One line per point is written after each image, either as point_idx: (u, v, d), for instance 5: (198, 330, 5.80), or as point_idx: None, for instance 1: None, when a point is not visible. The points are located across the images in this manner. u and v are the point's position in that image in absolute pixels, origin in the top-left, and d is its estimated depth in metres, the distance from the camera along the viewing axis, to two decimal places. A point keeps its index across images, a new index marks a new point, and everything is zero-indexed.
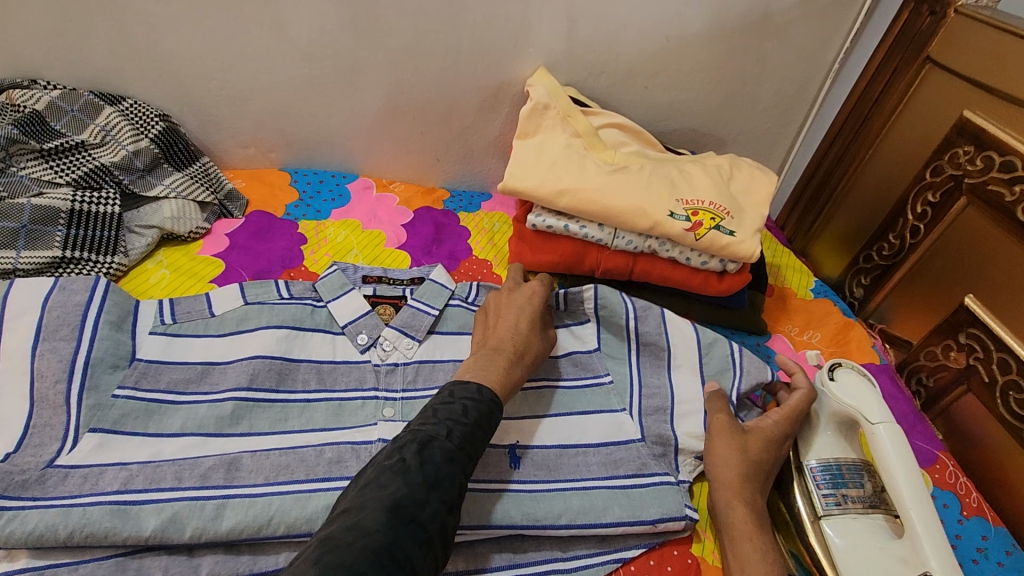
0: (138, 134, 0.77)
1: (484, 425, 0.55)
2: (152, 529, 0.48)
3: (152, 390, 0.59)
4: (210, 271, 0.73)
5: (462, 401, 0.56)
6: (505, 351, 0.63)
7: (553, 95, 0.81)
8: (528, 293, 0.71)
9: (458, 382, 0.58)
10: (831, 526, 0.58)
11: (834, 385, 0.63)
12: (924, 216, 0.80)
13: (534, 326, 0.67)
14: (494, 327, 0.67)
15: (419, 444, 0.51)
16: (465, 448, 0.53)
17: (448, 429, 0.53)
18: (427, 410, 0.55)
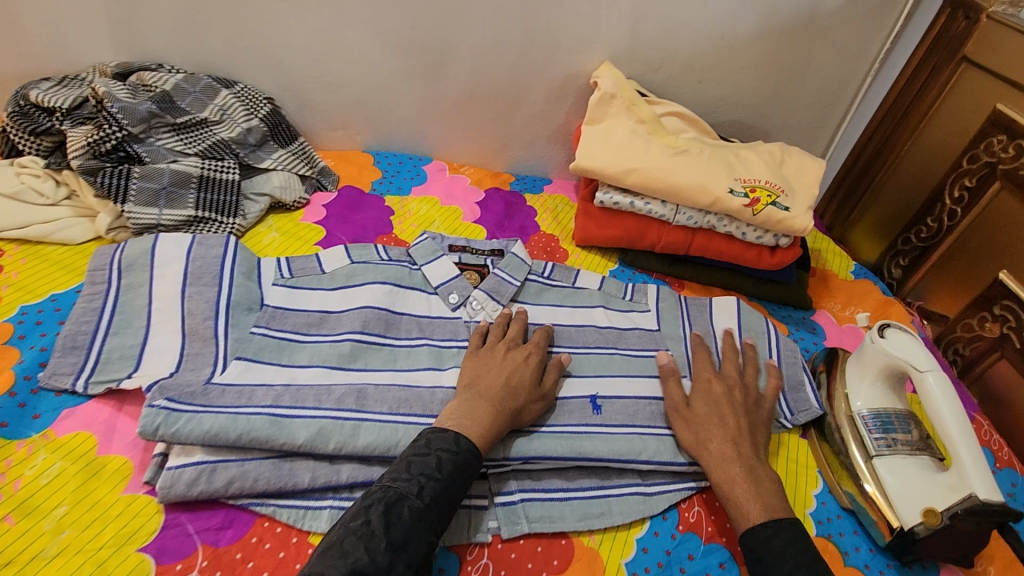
0: (250, 113, 0.85)
1: (460, 478, 0.53)
2: (303, 439, 0.55)
3: (281, 329, 0.68)
4: (314, 235, 0.82)
5: (437, 454, 0.53)
6: (490, 402, 0.59)
7: (619, 85, 0.89)
8: (526, 352, 0.67)
9: (436, 430, 0.56)
10: (882, 464, 0.65)
11: (882, 342, 0.68)
12: (961, 200, 0.87)
13: (530, 385, 0.63)
14: (484, 373, 0.63)
15: (386, 504, 0.49)
16: (436, 506, 0.51)
17: (420, 486, 0.51)
18: (399, 463, 0.53)
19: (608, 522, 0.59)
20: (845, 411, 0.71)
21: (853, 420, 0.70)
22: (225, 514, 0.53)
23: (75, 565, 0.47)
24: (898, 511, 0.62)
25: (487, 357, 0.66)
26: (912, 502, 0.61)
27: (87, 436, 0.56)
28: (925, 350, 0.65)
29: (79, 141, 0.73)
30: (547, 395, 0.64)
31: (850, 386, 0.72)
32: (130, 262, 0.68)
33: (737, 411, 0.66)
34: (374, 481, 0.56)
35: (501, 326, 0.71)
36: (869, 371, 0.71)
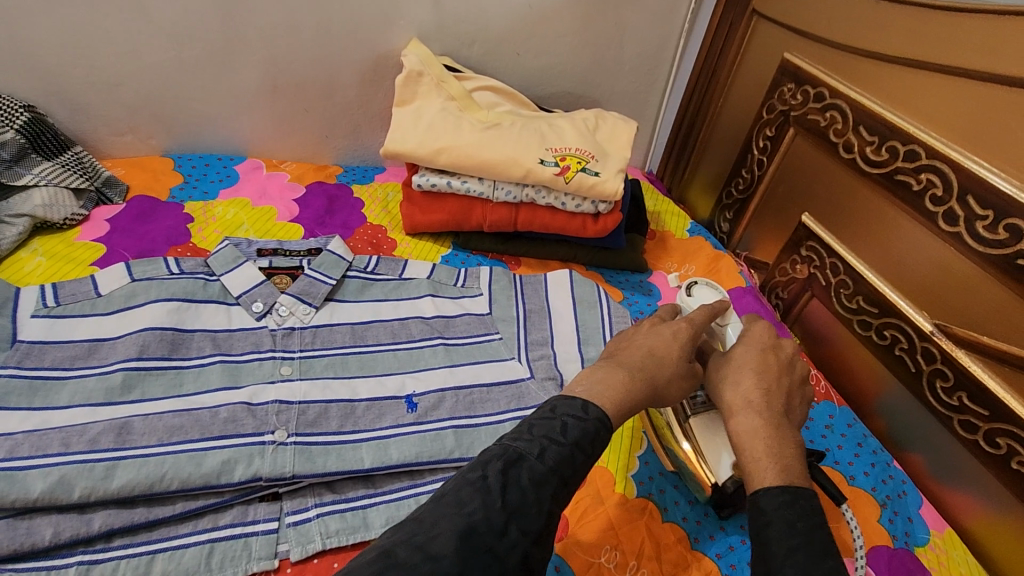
0: (0, 125, 0.74)
1: (587, 448, 0.46)
2: (40, 491, 0.48)
3: (36, 368, 0.60)
4: (89, 255, 0.73)
5: (564, 418, 0.47)
6: (633, 373, 0.54)
7: (425, 63, 0.85)
8: (675, 326, 0.62)
9: (563, 398, 0.50)
10: (698, 421, 0.62)
11: (690, 299, 0.72)
12: (765, 149, 0.91)
13: (678, 361, 0.58)
14: (626, 346, 0.59)
15: (506, 462, 0.42)
16: (562, 473, 0.44)
17: (543, 447, 0.44)
18: (522, 423, 0.47)
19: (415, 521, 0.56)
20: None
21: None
22: None
23: None
24: (714, 463, 0.60)
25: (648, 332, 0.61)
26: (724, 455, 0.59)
27: None
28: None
29: None
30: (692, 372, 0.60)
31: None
32: None
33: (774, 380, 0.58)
34: (136, 524, 0.50)
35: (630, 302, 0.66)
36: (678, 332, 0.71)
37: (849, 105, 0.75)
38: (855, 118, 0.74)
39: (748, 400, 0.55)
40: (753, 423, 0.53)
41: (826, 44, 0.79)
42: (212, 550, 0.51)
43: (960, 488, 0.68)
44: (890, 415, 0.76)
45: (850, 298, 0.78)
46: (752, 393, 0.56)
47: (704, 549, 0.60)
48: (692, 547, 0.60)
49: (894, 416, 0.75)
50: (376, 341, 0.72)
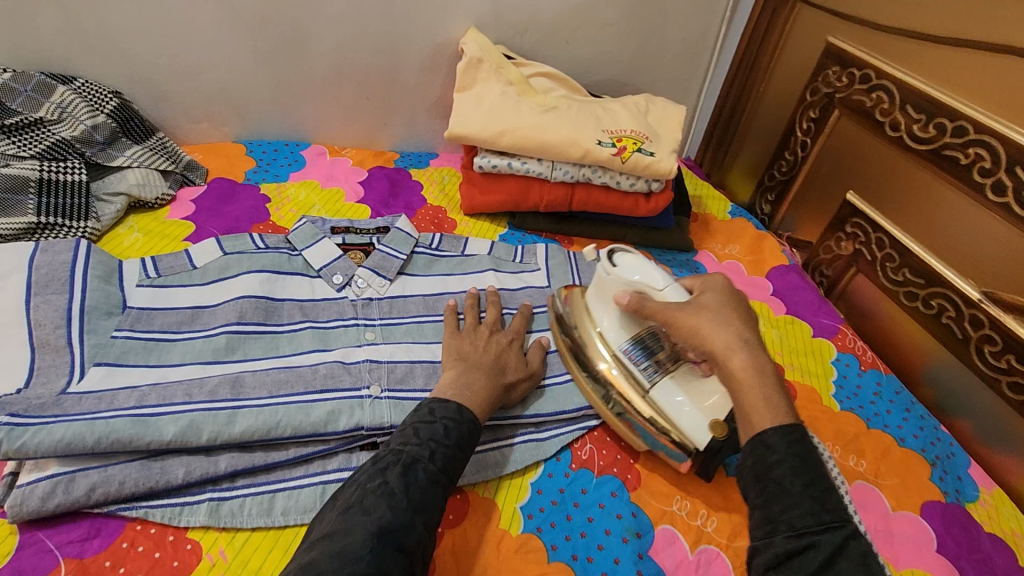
0: (94, 110, 0.80)
1: (465, 445, 0.54)
2: (172, 434, 0.53)
3: (148, 331, 0.65)
4: (181, 232, 0.78)
5: (443, 421, 0.53)
6: (486, 376, 0.60)
7: (485, 50, 0.89)
8: (511, 336, 0.68)
9: (439, 400, 0.56)
10: (659, 395, 0.62)
11: (617, 271, 0.67)
12: (809, 131, 0.94)
13: (517, 364, 0.65)
14: (474, 350, 0.64)
15: (403, 466, 0.49)
16: (449, 469, 0.51)
17: (431, 450, 0.51)
18: (406, 428, 0.53)
19: (503, 471, 0.60)
20: (607, 348, 0.66)
21: (616, 357, 0.65)
22: (90, 524, 0.50)
23: None
24: (689, 436, 0.60)
25: (475, 338, 0.66)
26: (692, 427, 0.59)
27: None
28: (653, 266, 0.65)
29: None
30: (533, 373, 0.66)
31: (602, 324, 0.67)
32: None
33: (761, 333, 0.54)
34: (256, 466, 0.55)
35: (474, 309, 0.72)
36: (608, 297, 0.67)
37: (895, 84, 0.79)
38: (901, 97, 0.78)
39: (728, 331, 0.53)
40: (749, 358, 0.51)
41: (870, 27, 0.83)
42: (325, 491, 0.56)
43: (1006, 451, 0.72)
44: (936, 385, 0.79)
45: (896, 271, 0.82)
46: (733, 333, 0.53)
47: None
48: None
49: (940, 385, 0.79)
50: None
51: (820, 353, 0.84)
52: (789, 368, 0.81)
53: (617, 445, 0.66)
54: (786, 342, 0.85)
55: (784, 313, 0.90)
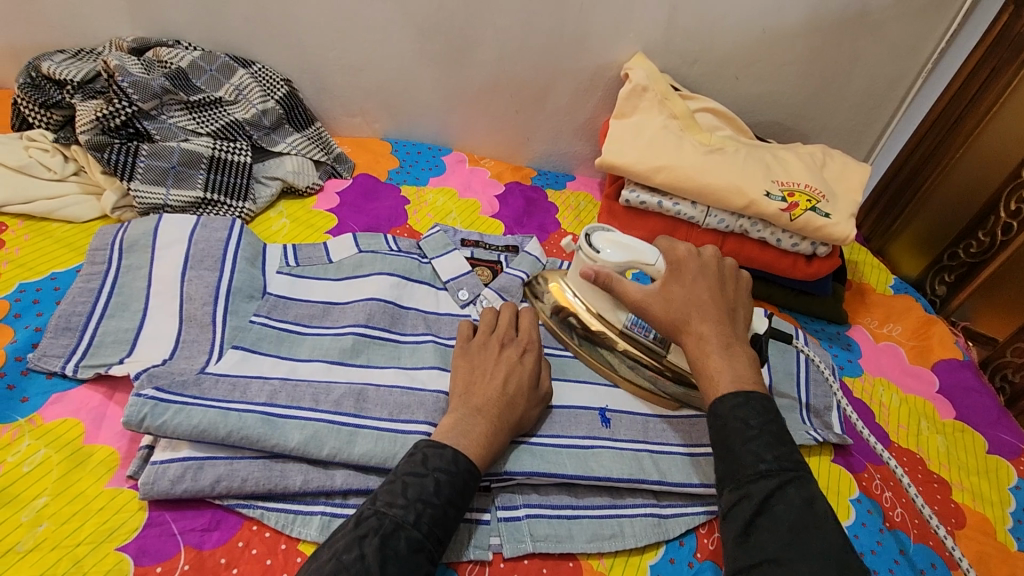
0: (266, 95, 0.83)
1: (458, 501, 0.48)
2: (296, 442, 0.51)
3: (282, 320, 0.64)
4: (325, 224, 0.79)
5: (435, 476, 0.47)
6: (489, 419, 0.53)
7: (652, 78, 0.83)
8: (521, 349, 0.61)
9: (434, 445, 0.50)
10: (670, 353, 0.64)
11: (602, 257, 0.61)
12: (1018, 213, 0.84)
13: (528, 390, 0.58)
14: (479, 379, 0.57)
15: (382, 536, 0.43)
16: (435, 534, 0.46)
17: (417, 513, 0.45)
18: (394, 483, 0.47)
19: (620, 545, 0.54)
20: (608, 326, 0.66)
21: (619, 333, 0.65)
22: (211, 514, 0.49)
23: (49, 562, 0.44)
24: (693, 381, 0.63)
25: (480, 361, 0.59)
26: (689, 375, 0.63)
27: (74, 423, 0.53)
28: (635, 242, 0.62)
29: (87, 116, 0.71)
30: (544, 397, 0.60)
31: (594, 305, 0.67)
32: (132, 243, 0.65)
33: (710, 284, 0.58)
34: (370, 489, 0.52)
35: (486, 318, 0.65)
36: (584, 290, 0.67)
37: None
38: None
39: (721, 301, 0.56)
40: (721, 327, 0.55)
41: None
42: None
43: None
44: None
45: None
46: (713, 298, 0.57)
47: None
48: None
49: None
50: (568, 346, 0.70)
51: (997, 476, 0.71)
52: (957, 487, 0.69)
53: None
54: (953, 454, 0.72)
55: (953, 418, 0.77)
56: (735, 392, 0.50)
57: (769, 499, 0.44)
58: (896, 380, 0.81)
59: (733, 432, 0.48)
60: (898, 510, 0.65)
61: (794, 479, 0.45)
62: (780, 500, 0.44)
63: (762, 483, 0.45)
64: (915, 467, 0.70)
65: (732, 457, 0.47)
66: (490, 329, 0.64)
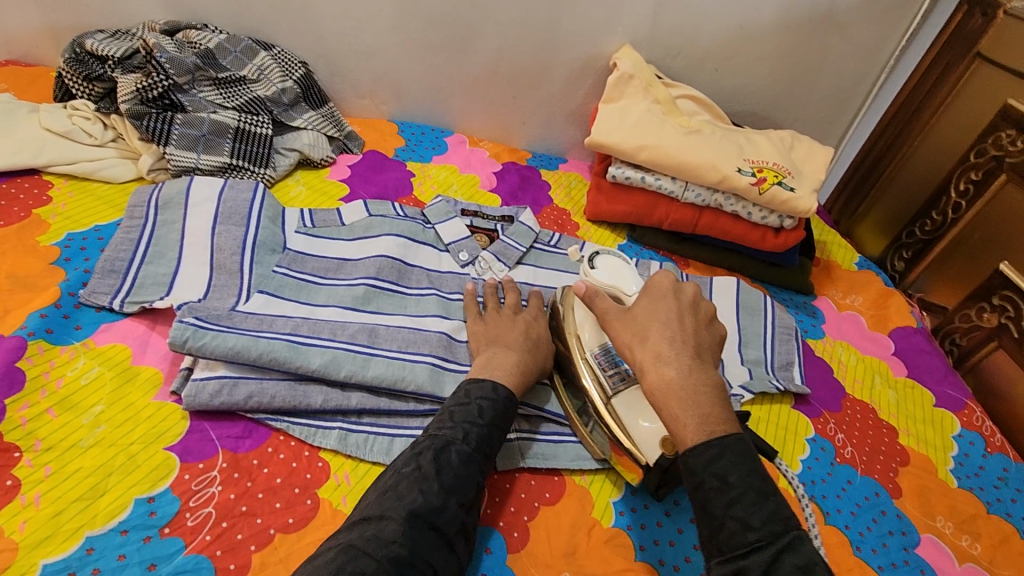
0: (285, 75, 0.91)
1: (500, 423, 0.54)
2: (317, 364, 0.58)
3: (301, 271, 0.72)
4: (337, 192, 0.87)
5: (477, 403, 0.54)
6: (489, 360, 0.60)
7: (638, 67, 0.91)
8: (534, 312, 0.70)
9: (475, 381, 0.56)
10: (618, 403, 0.59)
11: (594, 272, 0.68)
12: (966, 193, 0.91)
13: (546, 334, 0.67)
14: (499, 335, 0.65)
15: (437, 449, 0.49)
16: (483, 450, 0.51)
17: (465, 432, 0.51)
18: (443, 412, 0.53)
19: (599, 464, 0.62)
20: (578, 352, 0.63)
21: (586, 361, 0.62)
22: (244, 425, 0.57)
23: (107, 456, 0.51)
24: (640, 445, 0.57)
25: (498, 322, 0.67)
26: (635, 434, 0.57)
27: (123, 347, 0.60)
28: (627, 271, 0.67)
29: (128, 86, 0.78)
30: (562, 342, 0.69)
31: (581, 329, 0.65)
32: (167, 200, 0.72)
33: (682, 309, 0.55)
34: (381, 409, 0.60)
35: (493, 295, 0.73)
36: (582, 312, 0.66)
37: None
38: None
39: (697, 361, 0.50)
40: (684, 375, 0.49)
41: None
42: None
43: None
44: None
45: None
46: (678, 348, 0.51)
47: (866, 559, 0.62)
48: (854, 554, 0.62)
49: None
50: None
51: (941, 425, 0.79)
52: (903, 432, 0.77)
53: None
54: (902, 405, 0.80)
55: (904, 375, 0.85)
56: (707, 442, 0.45)
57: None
58: (855, 342, 0.89)
59: (709, 494, 0.44)
60: (848, 448, 0.73)
61: (788, 546, 0.40)
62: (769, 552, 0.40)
63: (754, 556, 0.41)
64: (867, 414, 0.78)
65: (716, 524, 0.43)
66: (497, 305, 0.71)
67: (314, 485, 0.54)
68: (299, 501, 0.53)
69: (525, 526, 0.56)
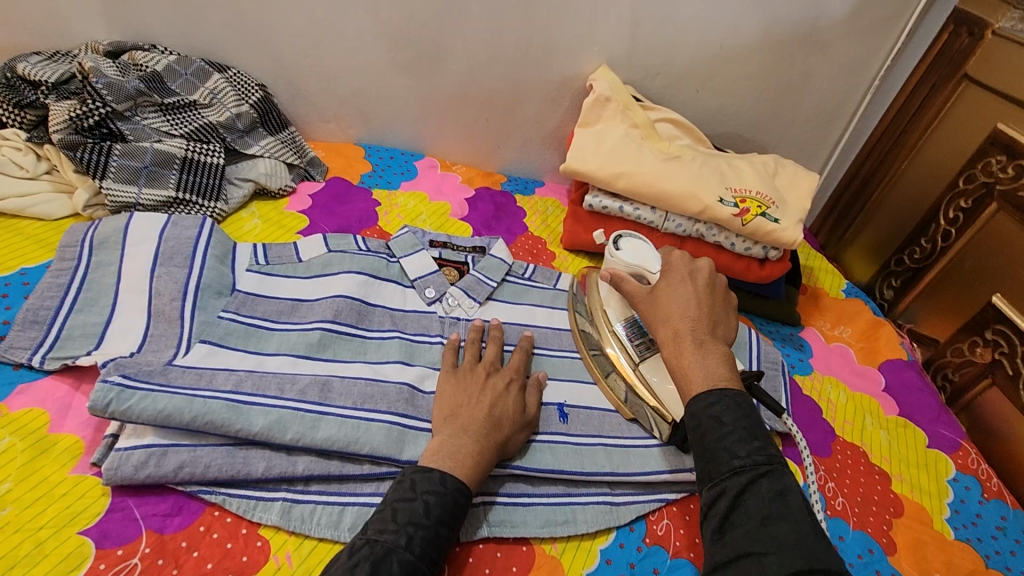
0: (240, 99, 0.85)
1: (450, 521, 0.48)
2: (260, 427, 0.53)
3: (250, 316, 0.66)
4: (296, 224, 0.81)
5: (424, 498, 0.48)
6: (452, 432, 0.54)
7: (615, 89, 0.87)
8: (507, 378, 0.62)
9: (421, 470, 0.51)
10: (646, 367, 0.67)
11: (620, 252, 0.69)
12: (956, 221, 0.87)
13: (513, 415, 0.59)
14: (466, 402, 0.58)
15: (375, 561, 0.44)
16: (428, 556, 0.46)
17: (408, 536, 0.46)
18: (384, 510, 0.48)
19: (572, 531, 0.57)
20: (605, 325, 0.71)
21: (613, 333, 0.70)
22: (174, 500, 0.51)
23: (12, 544, 0.46)
24: (664, 402, 0.65)
25: (469, 381, 0.61)
26: (659, 388, 0.65)
27: (41, 411, 0.54)
28: (651, 253, 0.69)
29: (61, 115, 0.72)
30: (530, 423, 0.60)
31: (606, 304, 0.73)
32: (103, 239, 0.66)
33: (700, 293, 0.59)
34: (331, 475, 0.54)
35: (477, 342, 0.67)
36: (605, 288, 0.74)
37: None
38: None
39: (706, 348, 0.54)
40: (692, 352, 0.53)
41: None
42: None
43: None
44: None
45: None
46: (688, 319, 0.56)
47: None
48: None
49: None
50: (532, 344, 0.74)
51: (936, 469, 0.75)
52: (896, 479, 0.72)
53: (696, 527, 0.60)
54: (895, 448, 0.76)
55: (896, 414, 0.81)
56: (709, 390, 0.50)
57: (743, 494, 0.44)
58: (845, 378, 0.85)
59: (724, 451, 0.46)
60: (839, 499, 0.69)
61: (767, 472, 0.44)
62: (751, 494, 0.43)
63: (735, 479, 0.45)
64: (858, 459, 0.74)
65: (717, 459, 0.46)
66: (474, 355, 0.65)
67: (250, 570, 0.48)
68: None
69: None
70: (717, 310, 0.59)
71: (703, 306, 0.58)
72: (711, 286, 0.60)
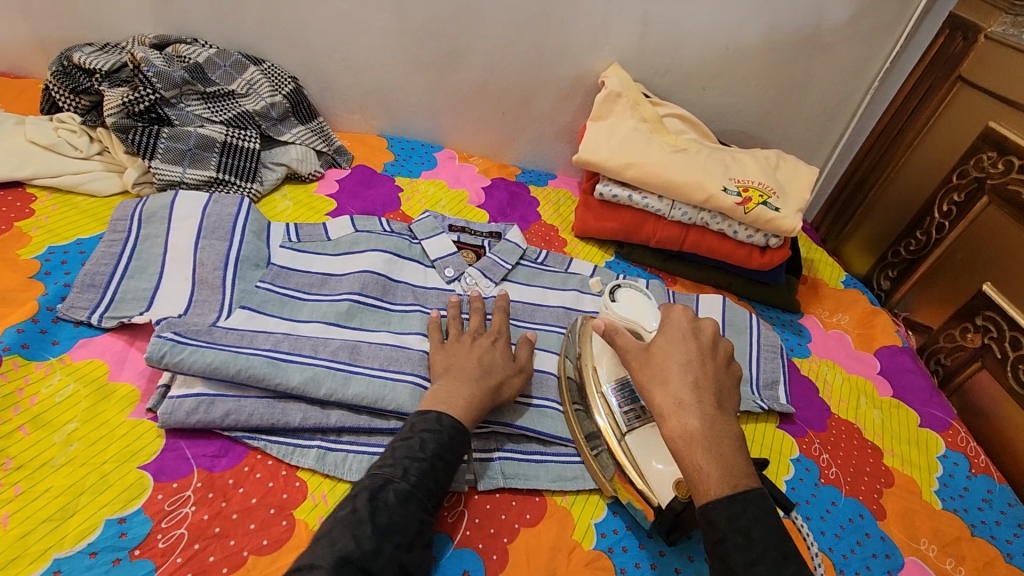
0: (274, 90, 0.91)
1: (446, 455, 0.53)
2: (297, 381, 0.58)
3: (285, 286, 0.71)
4: (325, 207, 0.87)
5: (420, 436, 0.53)
6: (461, 385, 0.59)
7: (625, 85, 0.92)
8: (493, 338, 0.66)
9: (419, 413, 0.56)
10: (633, 439, 0.59)
11: (616, 305, 0.67)
12: (949, 214, 0.91)
13: (504, 363, 0.63)
14: (456, 361, 0.62)
15: (373, 490, 0.49)
16: (425, 486, 0.51)
17: (405, 469, 0.51)
18: (386, 448, 0.53)
19: (580, 485, 0.62)
20: (594, 386, 0.63)
21: (601, 396, 0.62)
22: (220, 444, 0.56)
23: (80, 474, 0.51)
24: (651, 483, 0.56)
25: (454, 348, 0.64)
26: (646, 466, 0.56)
27: (100, 363, 0.60)
28: (650, 308, 0.66)
29: (115, 100, 0.78)
30: (524, 367, 0.65)
31: (598, 361, 0.65)
32: (151, 214, 0.72)
33: (704, 354, 0.53)
34: (361, 427, 0.59)
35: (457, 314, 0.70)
36: (597, 344, 0.66)
37: None
38: None
39: (712, 429, 0.48)
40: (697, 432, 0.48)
41: None
42: None
43: None
44: None
45: None
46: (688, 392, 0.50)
47: None
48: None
49: None
50: (543, 321, 0.79)
51: (926, 445, 0.79)
52: (888, 453, 0.76)
53: None
54: (887, 425, 0.80)
55: (889, 395, 0.85)
56: (730, 497, 0.45)
57: None
58: (841, 361, 0.89)
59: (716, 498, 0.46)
60: (832, 469, 0.73)
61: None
62: None
63: None
64: (852, 435, 0.78)
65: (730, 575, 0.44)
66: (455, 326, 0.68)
67: (290, 506, 0.53)
68: (274, 522, 0.52)
69: (505, 548, 0.55)
70: (720, 375, 0.53)
71: (705, 372, 0.52)
72: (714, 348, 0.54)
